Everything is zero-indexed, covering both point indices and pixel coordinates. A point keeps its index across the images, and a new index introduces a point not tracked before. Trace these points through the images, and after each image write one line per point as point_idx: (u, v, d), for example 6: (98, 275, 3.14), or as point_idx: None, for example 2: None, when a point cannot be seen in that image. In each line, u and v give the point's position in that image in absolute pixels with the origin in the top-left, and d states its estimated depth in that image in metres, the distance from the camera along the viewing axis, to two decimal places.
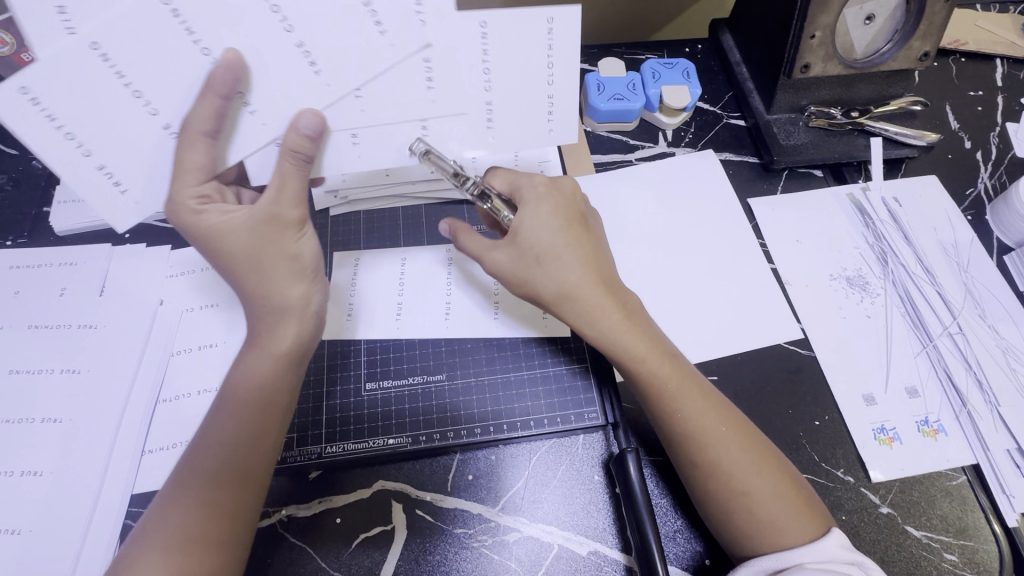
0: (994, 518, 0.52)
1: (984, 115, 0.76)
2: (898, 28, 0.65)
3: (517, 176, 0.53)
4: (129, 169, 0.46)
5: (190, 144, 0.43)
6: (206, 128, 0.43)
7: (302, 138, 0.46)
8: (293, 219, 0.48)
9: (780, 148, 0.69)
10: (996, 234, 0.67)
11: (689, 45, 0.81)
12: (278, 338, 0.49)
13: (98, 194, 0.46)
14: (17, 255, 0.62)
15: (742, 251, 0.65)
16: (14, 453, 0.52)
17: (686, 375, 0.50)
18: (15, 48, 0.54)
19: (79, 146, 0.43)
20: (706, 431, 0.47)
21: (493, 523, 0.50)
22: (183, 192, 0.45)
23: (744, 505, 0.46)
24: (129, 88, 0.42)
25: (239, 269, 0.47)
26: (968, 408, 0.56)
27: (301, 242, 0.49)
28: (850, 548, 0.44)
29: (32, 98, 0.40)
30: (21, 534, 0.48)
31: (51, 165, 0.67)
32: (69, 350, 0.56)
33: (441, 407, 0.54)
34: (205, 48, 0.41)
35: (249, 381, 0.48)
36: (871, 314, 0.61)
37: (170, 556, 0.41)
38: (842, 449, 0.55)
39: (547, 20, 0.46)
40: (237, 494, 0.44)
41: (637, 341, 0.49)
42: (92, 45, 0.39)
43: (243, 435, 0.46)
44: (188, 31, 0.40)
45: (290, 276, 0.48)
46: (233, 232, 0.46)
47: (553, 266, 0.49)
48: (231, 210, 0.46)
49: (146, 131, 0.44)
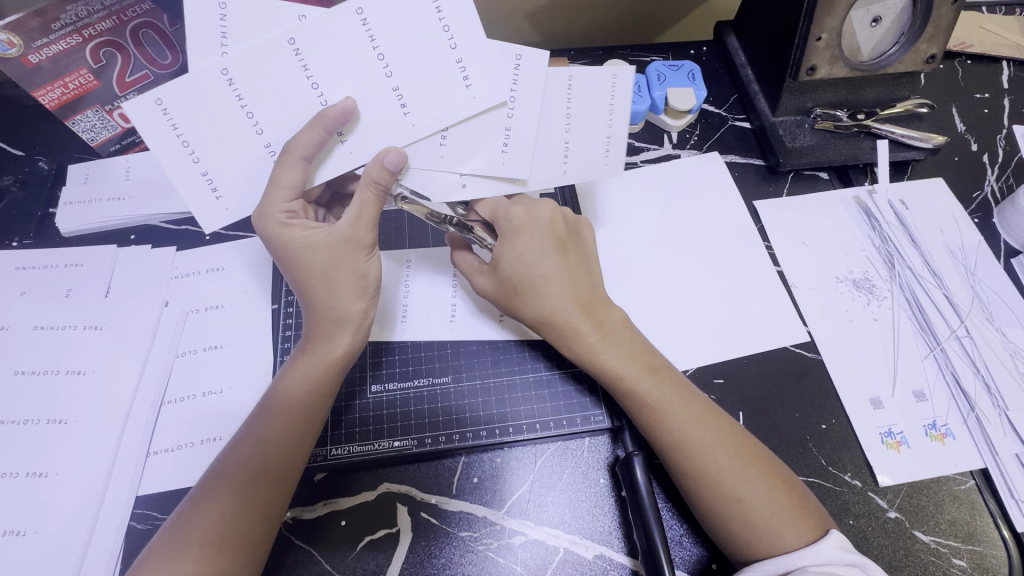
0: (1002, 523, 0.52)
1: (990, 118, 0.76)
2: (904, 31, 0.65)
3: (496, 204, 0.56)
4: (228, 178, 0.48)
5: (289, 166, 0.46)
6: (306, 152, 0.46)
7: (383, 171, 0.47)
8: (366, 242, 0.50)
9: (786, 150, 0.69)
10: (1003, 237, 0.67)
11: (694, 48, 0.81)
12: (334, 346, 0.50)
13: (198, 200, 0.48)
14: (23, 255, 0.62)
15: (748, 252, 0.65)
16: (21, 455, 0.52)
17: (673, 385, 0.50)
18: (24, 49, 0.54)
19: (191, 152, 0.46)
20: (688, 440, 0.47)
21: (499, 526, 0.50)
22: (274, 206, 0.48)
23: (735, 512, 0.45)
24: (245, 109, 0.45)
25: (308, 281, 0.50)
26: (976, 412, 0.56)
27: (368, 264, 0.51)
28: (850, 549, 0.43)
29: (164, 109, 0.44)
30: (27, 535, 0.48)
31: (57, 166, 0.67)
32: (76, 351, 0.56)
33: (445, 410, 0.54)
34: (315, 85, 0.46)
35: (299, 386, 0.48)
36: (878, 317, 0.61)
37: (200, 553, 0.41)
38: (849, 453, 0.55)
39: (613, 76, 0.52)
40: (276, 494, 0.45)
41: (619, 358, 0.50)
42: (221, 70, 0.44)
43: (290, 435, 0.47)
44: (304, 66, 0.45)
45: (353, 293, 0.50)
46: (309, 248, 0.49)
47: (534, 290, 0.52)
48: (313, 229, 0.50)
49: (241, 145, 0.47)
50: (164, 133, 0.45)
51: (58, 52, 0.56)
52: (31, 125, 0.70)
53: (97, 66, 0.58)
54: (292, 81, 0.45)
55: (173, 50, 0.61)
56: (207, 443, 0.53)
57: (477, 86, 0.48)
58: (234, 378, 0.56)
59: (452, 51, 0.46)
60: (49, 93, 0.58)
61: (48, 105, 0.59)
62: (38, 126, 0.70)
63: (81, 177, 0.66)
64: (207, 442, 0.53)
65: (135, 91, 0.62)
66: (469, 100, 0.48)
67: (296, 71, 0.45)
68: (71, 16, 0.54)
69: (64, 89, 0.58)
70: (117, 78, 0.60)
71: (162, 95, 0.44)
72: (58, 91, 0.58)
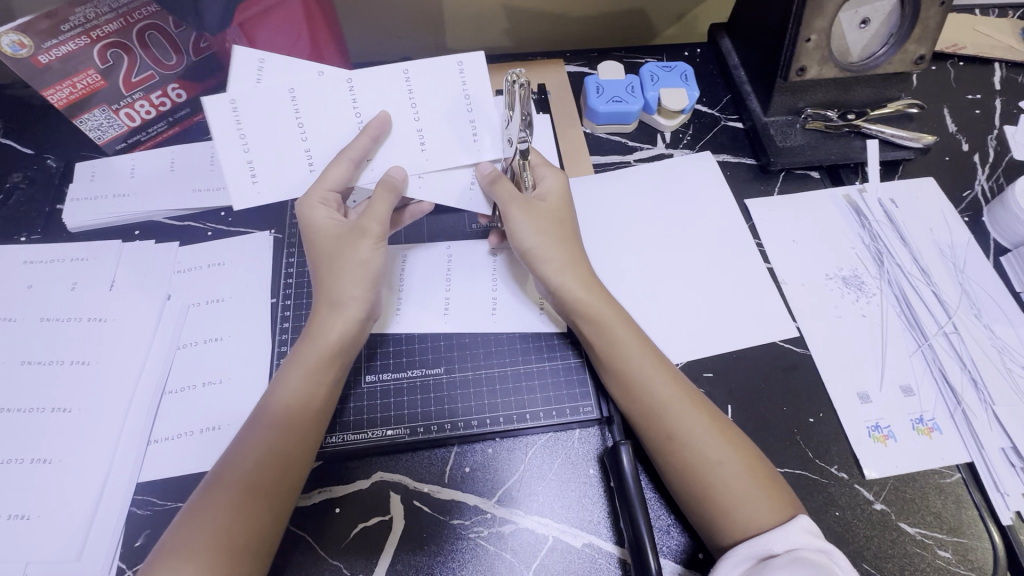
0: (988, 517, 0.52)
1: (981, 118, 0.77)
2: (893, 33, 0.66)
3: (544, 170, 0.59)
4: (270, 168, 0.53)
5: (337, 163, 0.52)
6: (354, 154, 0.52)
7: (391, 183, 0.53)
8: (373, 233, 0.54)
9: (777, 150, 0.70)
10: (993, 235, 0.68)
11: (688, 50, 0.82)
12: (328, 331, 0.52)
13: (239, 185, 0.52)
14: (32, 250, 0.63)
15: (739, 250, 0.66)
16: (27, 440, 0.53)
17: (653, 354, 0.53)
18: (34, 49, 0.55)
19: (244, 143, 0.52)
20: (674, 404, 0.50)
21: (489, 515, 0.51)
22: (310, 193, 0.53)
23: (709, 482, 0.47)
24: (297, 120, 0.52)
25: (320, 269, 0.54)
26: (963, 407, 0.56)
27: (373, 254, 0.54)
28: (818, 535, 0.44)
29: (234, 109, 0.51)
30: (32, 518, 0.50)
31: (65, 164, 0.69)
32: (83, 342, 0.58)
33: (439, 400, 0.56)
34: (358, 114, 0.53)
35: (296, 375, 0.50)
36: (867, 313, 0.62)
37: (211, 538, 0.43)
38: (837, 446, 0.55)
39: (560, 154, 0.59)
40: (276, 478, 0.46)
41: (621, 332, 0.53)
42: (289, 91, 0.51)
43: (287, 419, 0.48)
44: (353, 99, 0.52)
45: (355, 280, 0.53)
46: (328, 232, 0.54)
47: (546, 252, 0.55)
48: (336, 219, 0.54)
49: (291, 154, 0.53)
50: (226, 121, 0.51)
51: (68, 53, 0.57)
52: (40, 124, 0.72)
53: (104, 67, 0.60)
54: (340, 105, 0.52)
55: (178, 52, 0.63)
56: (205, 432, 0.54)
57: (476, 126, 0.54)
58: (235, 368, 0.58)
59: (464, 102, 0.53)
60: (58, 92, 0.60)
61: (56, 103, 0.60)
62: (47, 125, 0.72)
63: (87, 174, 0.68)
64: (206, 432, 0.54)
65: (140, 91, 0.64)
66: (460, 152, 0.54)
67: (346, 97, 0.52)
68: (81, 18, 0.56)
69: (73, 89, 0.60)
70: (123, 79, 0.62)
71: (239, 99, 0.51)
72: (67, 91, 0.60)
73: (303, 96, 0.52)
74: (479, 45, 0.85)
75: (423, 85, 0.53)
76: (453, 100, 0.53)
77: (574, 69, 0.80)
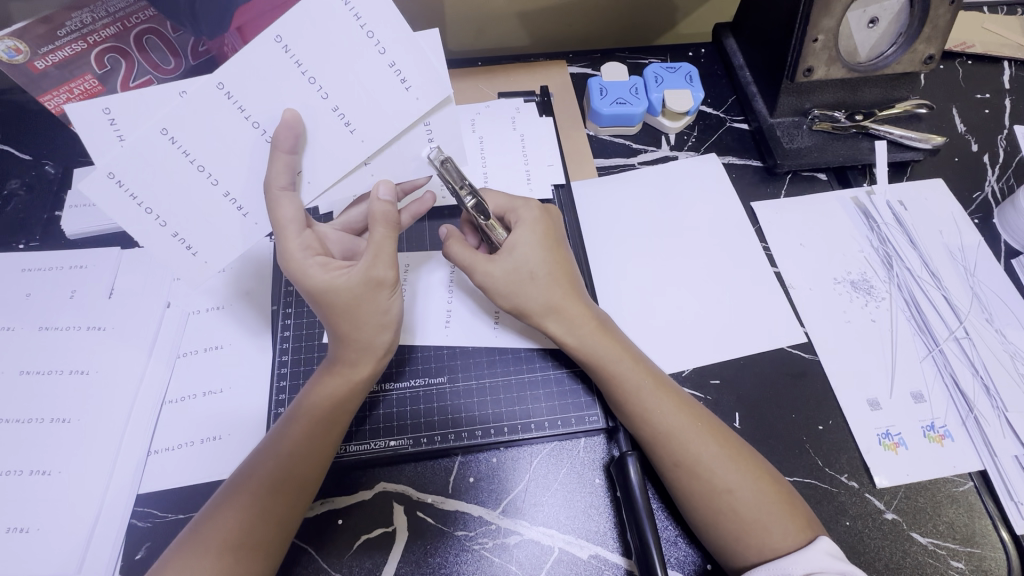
0: (1001, 526, 0.51)
1: (990, 118, 0.75)
2: (902, 32, 0.64)
3: (510, 200, 0.57)
4: (199, 232, 0.48)
5: (275, 200, 0.46)
6: (282, 181, 0.46)
7: (385, 205, 0.49)
8: (389, 280, 0.49)
9: (783, 151, 0.69)
10: (1003, 237, 0.66)
11: (692, 50, 0.81)
12: (357, 366, 0.51)
13: (175, 259, 0.49)
14: (29, 258, 0.63)
15: (745, 254, 0.65)
16: (24, 451, 0.52)
17: (657, 378, 0.51)
18: (30, 55, 0.54)
19: (207, 176, 0.47)
20: (681, 429, 0.48)
21: (494, 526, 0.50)
22: (292, 246, 0.48)
23: (726, 504, 0.46)
24: (194, 163, 0.46)
25: (334, 320, 0.49)
26: (975, 413, 0.56)
27: (391, 302, 0.50)
28: (838, 557, 0.43)
29: (117, 181, 0.45)
30: (30, 531, 0.49)
31: (63, 170, 0.69)
32: (82, 350, 0.58)
33: (442, 409, 0.55)
34: (255, 121, 0.46)
35: (322, 399, 0.50)
36: (876, 318, 0.61)
37: (220, 553, 0.42)
38: (846, 454, 0.54)
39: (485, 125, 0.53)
40: (290, 497, 0.46)
41: (611, 350, 0.52)
42: (162, 131, 0.44)
43: (306, 440, 0.48)
44: (297, 62, 0.45)
45: (377, 329, 0.50)
46: (334, 291, 0.48)
47: (523, 292, 0.53)
48: (335, 269, 0.49)
49: (215, 207, 0.48)
50: (124, 203, 0.46)
51: (64, 58, 0.56)
52: (38, 129, 0.71)
53: (102, 71, 0.59)
54: (228, 118, 0.45)
55: (175, 55, 0.62)
56: (206, 442, 0.53)
57: (414, 84, 0.47)
58: (235, 378, 0.57)
59: (382, 55, 0.46)
60: (55, 98, 0.59)
61: (52, 106, 0.59)
62: (44, 130, 0.71)
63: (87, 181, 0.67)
64: (206, 442, 0.53)
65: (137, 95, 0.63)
66: (412, 101, 0.48)
67: (291, 68, 0.45)
68: (77, 23, 0.55)
69: (70, 94, 0.59)
70: (122, 83, 0.61)
71: (115, 168, 0.45)
72: (64, 96, 0.59)
73: (180, 131, 0.45)
74: (480, 46, 0.84)
75: (398, 48, 0.46)
76: (365, 53, 0.46)
77: (576, 70, 0.79)
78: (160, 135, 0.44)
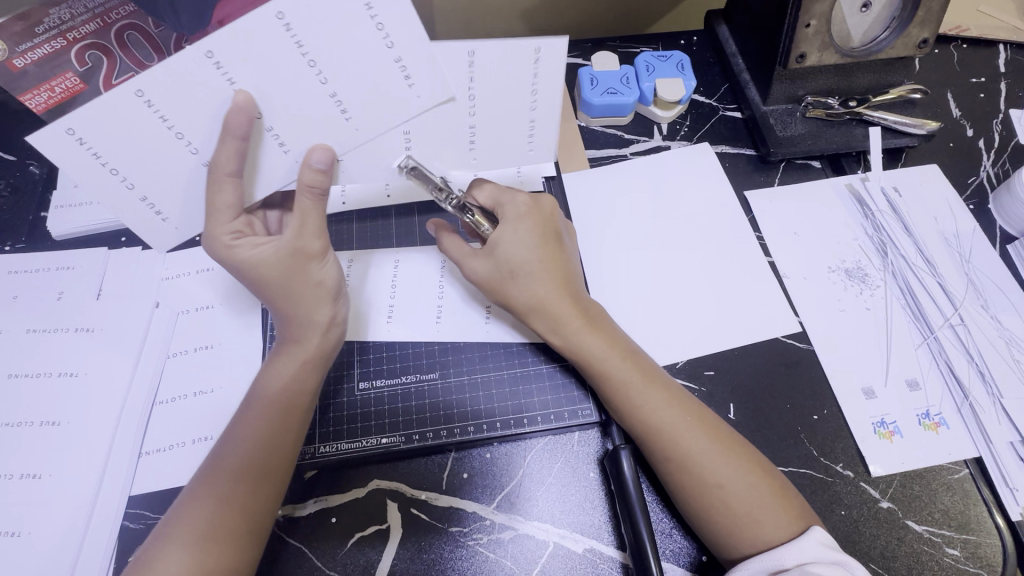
0: (997, 512, 0.51)
1: (986, 102, 0.75)
2: (895, 15, 0.63)
3: (499, 193, 0.56)
4: (168, 198, 0.48)
5: (219, 184, 0.45)
6: (229, 167, 0.45)
7: (314, 173, 0.47)
8: (316, 250, 0.50)
9: (776, 139, 0.68)
10: (998, 223, 0.66)
11: (684, 38, 0.80)
12: (303, 343, 0.51)
13: (143, 219, 0.48)
14: (14, 260, 0.62)
15: (740, 244, 0.64)
16: (13, 455, 0.52)
17: (647, 371, 0.51)
18: (8, 52, 0.53)
19: (186, 144, 0.44)
20: (672, 422, 0.48)
21: (489, 521, 0.50)
22: (218, 228, 0.48)
23: (719, 497, 0.46)
24: (172, 129, 0.43)
25: (272, 294, 0.51)
26: (970, 400, 0.55)
27: (324, 270, 0.51)
28: (833, 547, 0.43)
29: (78, 137, 0.41)
30: (21, 536, 0.49)
31: (48, 170, 0.68)
32: (70, 352, 0.57)
33: (434, 405, 0.54)
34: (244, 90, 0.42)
35: (276, 384, 0.49)
36: (871, 306, 0.60)
37: (190, 548, 0.42)
38: (842, 443, 0.54)
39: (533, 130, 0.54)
40: (256, 486, 0.45)
41: (600, 345, 0.51)
42: (136, 92, 0.40)
43: (267, 431, 0.47)
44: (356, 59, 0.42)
45: (316, 300, 0.51)
46: (263, 265, 0.49)
47: (510, 287, 0.53)
48: (261, 244, 0.49)
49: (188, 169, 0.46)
50: (86, 160, 0.43)
51: (44, 55, 0.55)
52: (21, 129, 0.71)
53: (84, 69, 0.58)
54: (211, 84, 0.41)
55: (159, 51, 0.61)
56: (198, 443, 0.53)
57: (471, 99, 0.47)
58: (226, 378, 0.56)
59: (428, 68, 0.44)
60: (36, 97, 0.57)
61: (34, 106, 0.57)
62: (27, 130, 0.71)
63: (71, 180, 0.67)
64: (199, 442, 0.53)
65: None
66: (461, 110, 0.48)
67: None
68: (55, 20, 0.54)
69: (50, 93, 0.57)
70: (103, 81, 0.59)
71: (75, 123, 0.41)
72: (44, 95, 0.57)
73: (156, 92, 0.41)
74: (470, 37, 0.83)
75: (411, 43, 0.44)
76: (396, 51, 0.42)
77: (568, 60, 0.78)
78: (135, 95, 0.40)
